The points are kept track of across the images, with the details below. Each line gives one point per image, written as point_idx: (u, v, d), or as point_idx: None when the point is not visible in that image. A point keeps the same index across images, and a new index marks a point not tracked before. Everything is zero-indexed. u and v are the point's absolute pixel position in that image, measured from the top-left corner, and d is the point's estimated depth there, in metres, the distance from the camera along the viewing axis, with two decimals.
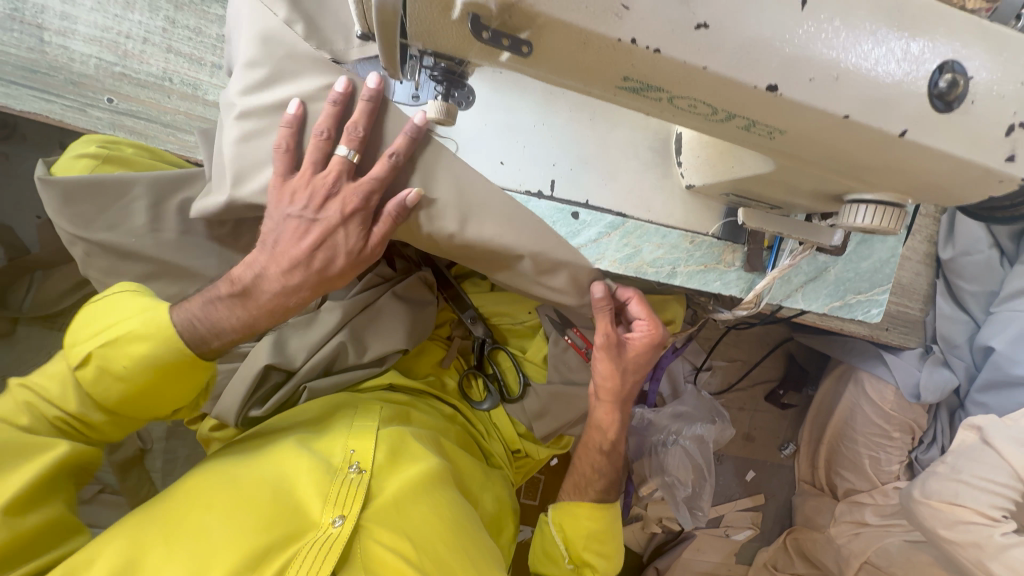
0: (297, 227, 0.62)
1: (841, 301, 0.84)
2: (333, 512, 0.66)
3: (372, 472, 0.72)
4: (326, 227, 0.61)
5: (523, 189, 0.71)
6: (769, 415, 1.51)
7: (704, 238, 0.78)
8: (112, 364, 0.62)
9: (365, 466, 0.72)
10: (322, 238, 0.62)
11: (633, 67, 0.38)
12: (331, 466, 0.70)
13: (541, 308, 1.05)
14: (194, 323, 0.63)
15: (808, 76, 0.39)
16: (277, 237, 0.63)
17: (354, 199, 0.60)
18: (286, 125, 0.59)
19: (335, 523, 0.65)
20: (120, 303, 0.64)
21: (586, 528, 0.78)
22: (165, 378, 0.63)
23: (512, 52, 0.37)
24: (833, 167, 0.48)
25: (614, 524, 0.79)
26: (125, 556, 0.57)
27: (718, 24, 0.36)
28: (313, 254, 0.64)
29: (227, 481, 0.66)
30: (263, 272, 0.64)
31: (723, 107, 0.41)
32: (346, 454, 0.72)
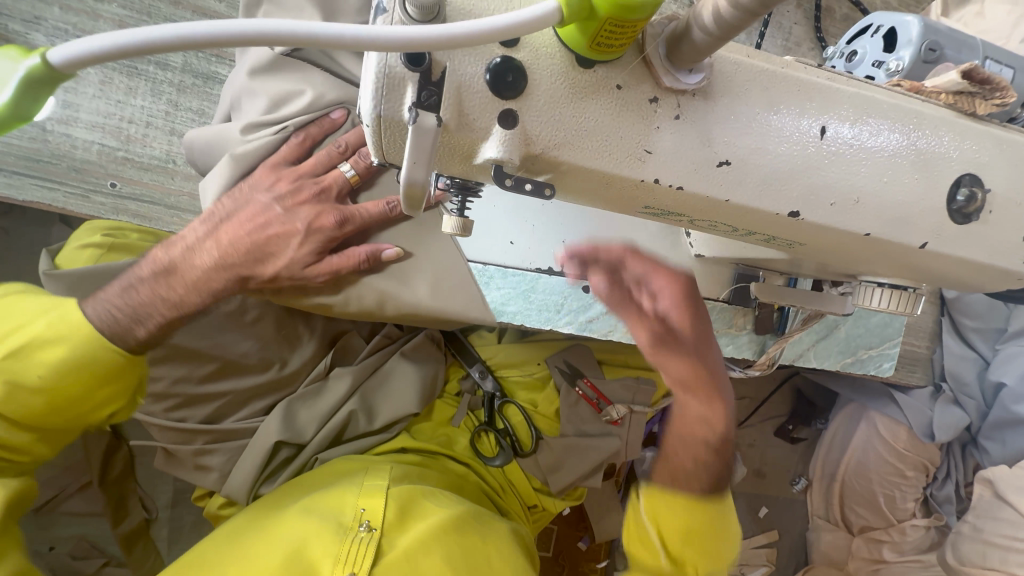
0: (257, 214, 0.66)
1: (853, 358, 0.84)
2: (343, 571, 0.65)
3: (382, 530, 0.71)
4: (286, 226, 0.65)
5: (535, 268, 0.70)
6: (779, 450, 1.51)
7: (715, 303, 0.77)
8: (22, 377, 0.57)
9: (375, 524, 0.71)
10: (275, 236, 0.65)
11: (655, 201, 0.38)
12: (342, 526, 0.71)
13: (551, 359, 1.07)
14: (114, 313, 0.60)
15: (829, 201, 0.38)
16: (232, 214, 0.66)
17: (327, 220, 0.66)
18: (320, 124, 0.69)
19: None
20: (11, 306, 0.59)
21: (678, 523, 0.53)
22: (89, 384, 0.59)
23: (534, 196, 0.35)
24: (856, 261, 0.47)
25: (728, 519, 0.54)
26: None
27: (740, 159, 0.36)
28: (256, 246, 0.65)
29: (244, 553, 0.69)
30: (196, 245, 0.65)
31: (743, 226, 0.41)
32: (356, 513, 0.73)
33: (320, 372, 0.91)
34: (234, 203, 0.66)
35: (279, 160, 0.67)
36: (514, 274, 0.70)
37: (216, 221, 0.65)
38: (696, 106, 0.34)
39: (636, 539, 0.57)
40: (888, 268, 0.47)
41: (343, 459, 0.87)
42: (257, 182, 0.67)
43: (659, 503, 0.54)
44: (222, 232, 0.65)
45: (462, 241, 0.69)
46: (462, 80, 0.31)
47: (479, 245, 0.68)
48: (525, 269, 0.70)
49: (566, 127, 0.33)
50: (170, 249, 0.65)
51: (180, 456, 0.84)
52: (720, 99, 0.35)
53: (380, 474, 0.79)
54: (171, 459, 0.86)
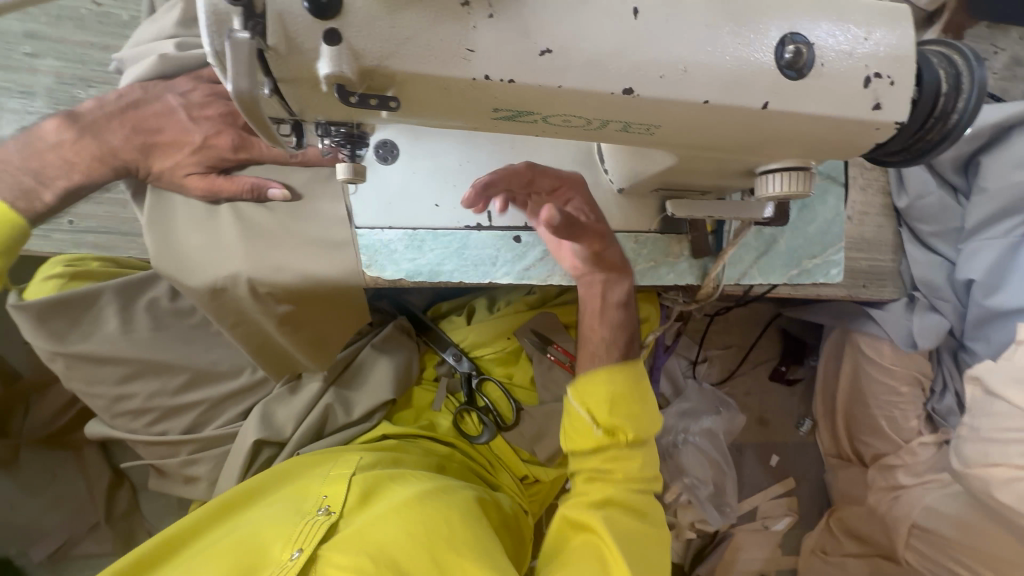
0: (162, 111, 0.70)
1: (799, 269, 0.86)
2: (292, 547, 0.66)
3: (341, 513, 0.72)
4: (184, 132, 0.71)
5: (462, 225, 0.73)
6: (779, 394, 1.50)
7: (648, 236, 0.81)
8: None
9: (333, 508, 0.72)
10: (171, 139, 0.71)
11: (497, 100, 0.41)
12: (302, 510, 0.72)
13: (520, 332, 1.08)
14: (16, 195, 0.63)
15: (658, 75, 0.42)
16: (136, 100, 0.71)
17: (229, 144, 0.72)
18: None
19: (292, 557, 0.65)
20: None
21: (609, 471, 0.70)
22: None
23: (382, 110, 0.40)
24: (725, 145, 0.50)
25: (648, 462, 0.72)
26: None
27: (561, 47, 0.40)
28: (149, 136, 0.70)
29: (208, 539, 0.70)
30: (91, 118, 0.69)
31: (593, 117, 0.44)
32: (317, 499, 0.74)
33: (292, 373, 0.93)
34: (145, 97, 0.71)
35: (205, 74, 0.73)
36: (444, 234, 0.74)
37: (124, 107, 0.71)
38: (507, 7, 0.38)
39: (574, 436, 0.71)
40: (753, 142, 0.49)
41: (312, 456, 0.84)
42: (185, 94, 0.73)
43: (587, 388, 0.71)
44: (107, 129, 0.69)
45: (390, 211, 0.72)
46: (282, 8, 0.35)
47: (405, 211, 0.72)
48: (455, 228, 0.73)
49: (389, 37, 0.37)
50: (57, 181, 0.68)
51: (170, 471, 0.88)
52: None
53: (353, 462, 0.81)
54: (162, 475, 0.89)
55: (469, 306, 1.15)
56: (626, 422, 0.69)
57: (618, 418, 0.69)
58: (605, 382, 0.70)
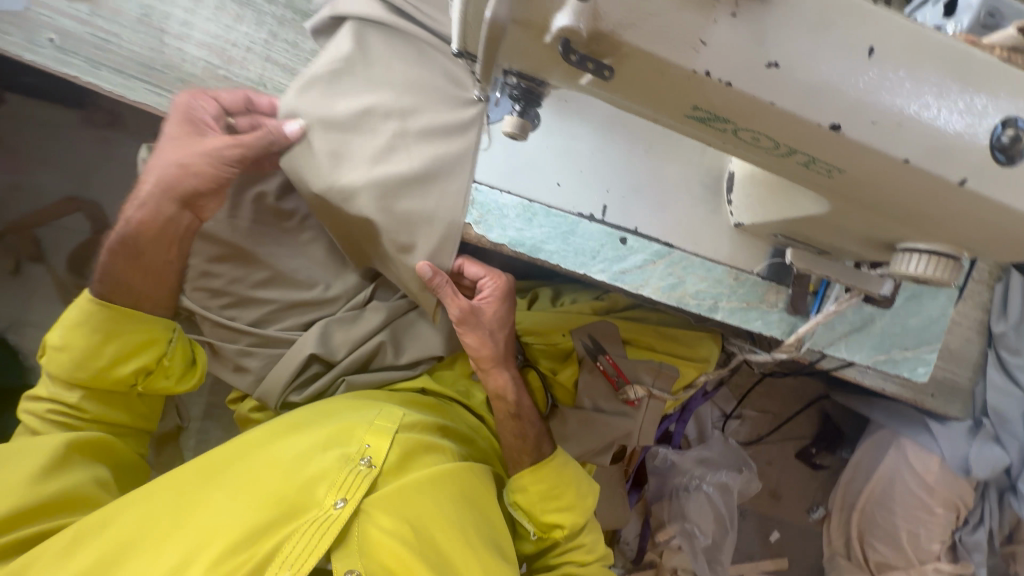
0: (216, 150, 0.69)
1: (886, 355, 0.83)
2: (336, 496, 0.74)
3: (379, 469, 0.78)
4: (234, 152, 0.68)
5: (576, 211, 0.74)
6: (799, 473, 1.46)
7: (749, 276, 0.79)
8: (56, 338, 0.72)
9: (375, 461, 0.78)
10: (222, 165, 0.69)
11: (703, 98, 0.41)
12: (346, 455, 0.78)
13: (576, 333, 1.07)
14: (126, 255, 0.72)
15: (871, 119, 0.41)
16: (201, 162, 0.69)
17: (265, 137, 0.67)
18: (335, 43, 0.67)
19: (336, 506, 0.73)
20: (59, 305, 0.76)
21: (540, 490, 0.80)
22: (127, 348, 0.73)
23: (594, 75, 0.40)
24: (895, 207, 0.48)
25: (578, 499, 0.83)
26: (133, 531, 0.67)
27: (789, 63, 0.39)
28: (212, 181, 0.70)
29: (252, 462, 0.76)
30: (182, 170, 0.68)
31: (784, 142, 0.43)
32: (360, 447, 0.80)
33: (358, 302, 0.95)
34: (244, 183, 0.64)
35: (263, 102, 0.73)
36: (556, 215, 0.74)
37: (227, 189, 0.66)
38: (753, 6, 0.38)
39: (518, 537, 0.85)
40: (937, 211, 0.47)
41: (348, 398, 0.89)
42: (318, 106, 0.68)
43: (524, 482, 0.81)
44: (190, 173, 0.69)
45: (515, 179, 0.73)
46: None
47: (527, 182, 0.73)
48: (567, 212, 0.74)
49: (634, 7, 0.37)
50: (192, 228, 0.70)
51: (224, 356, 0.91)
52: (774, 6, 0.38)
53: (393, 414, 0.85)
54: (214, 357, 0.92)
55: (532, 293, 1.19)
56: (560, 520, 0.81)
57: (549, 514, 0.81)
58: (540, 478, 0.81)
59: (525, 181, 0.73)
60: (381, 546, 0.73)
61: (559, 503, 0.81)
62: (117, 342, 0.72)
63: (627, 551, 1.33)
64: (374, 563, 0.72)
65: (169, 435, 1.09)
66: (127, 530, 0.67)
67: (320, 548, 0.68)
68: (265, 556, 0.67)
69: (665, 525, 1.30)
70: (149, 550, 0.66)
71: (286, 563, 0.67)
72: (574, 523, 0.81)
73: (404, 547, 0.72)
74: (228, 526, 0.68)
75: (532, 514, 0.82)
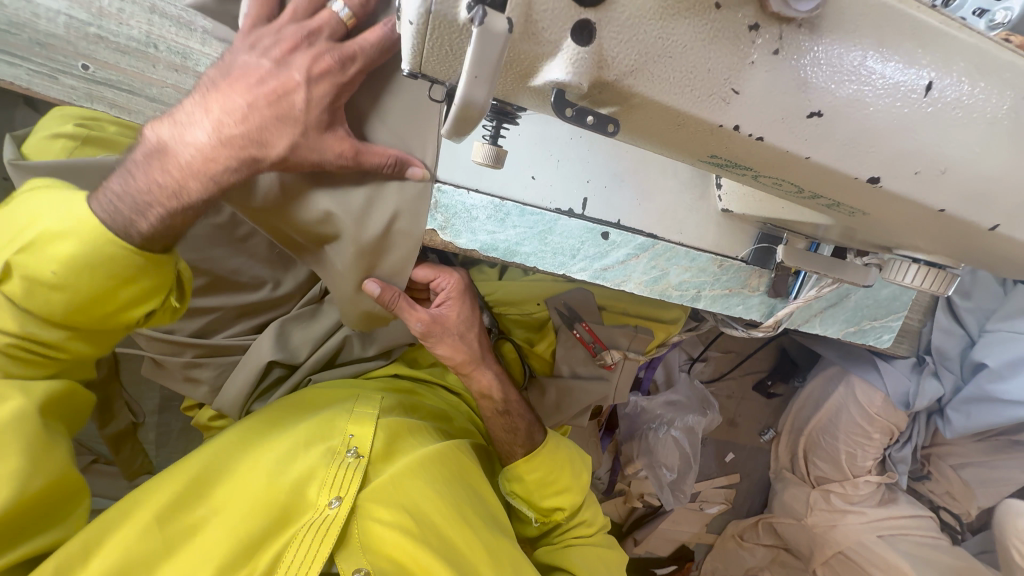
0: (246, 74, 0.49)
1: (856, 327, 0.84)
2: (330, 494, 0.64)
3: (369, 458, 0.70)
4: (283, 84, 0.49)
5: (554, 207, 0.66)
6: (755, 403, 1.57)
7: (733, 262, 0.75)
8: (37, 270, 0.49)
9: (363, 451, 0.70)
10: (277, 96, 0.49)
11: (727, 149, 0.33)
12: (330, 450, 0.69)
13: (551, 300, 1.02)
14: (118, 208, 0.50)
15: (913, 169, 0.34)
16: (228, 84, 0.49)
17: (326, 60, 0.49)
18: None
19: (331, 506, 0.63)
20: (38, 201, 0.51)
21: (537, 477, 0.81)
22: (95, 300, 0.51)
23: (595, 131, 0.31)
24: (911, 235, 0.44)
25: (572, 479, 0.83)
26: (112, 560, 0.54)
27: (835, 111, 0.31)
28: (255, 112, 0.49)
29: (230, 470, 0.65)
30: (188, 121, 0.49)
31: (810, 187, 0.37)
32: (344, 438, 0.71)
33: (314, 296, 0.87)
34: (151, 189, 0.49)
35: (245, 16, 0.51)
36: (532, 213, 0.65)
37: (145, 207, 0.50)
38: (799, 43, 0.29)
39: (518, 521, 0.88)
40: (960, 245, 0.42)
41: (325, 386, 0.83)
42: (236, 43, 0.50)
43: (524, 469, 0.81)
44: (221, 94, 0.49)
45: (483, 173, 0.64)
46: None
47: (500, 177, 0.64)
48: (545, 208, 0.66)
49: (650, 49, 0.27)
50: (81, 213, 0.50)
51: (170, 368, 0.82)
52: (824, 39, 0.30)
53: (371, 403, 0.77)
54: (159, 368, 0.83)
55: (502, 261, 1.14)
56: (559, 504, 0.82)
57: (547, 498, 0.82)
58: (536, 464, 0.81)
59: (495, 176, 0.64)
60: (387, 543, 0.64)
61: (557, 487, 0.82)
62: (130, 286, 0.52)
63: (599, 485, 1.40)
64: (383, 560, 0.63)
65: (124, 436, 1.02)
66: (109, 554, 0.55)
67: (322, 552, 0.59)
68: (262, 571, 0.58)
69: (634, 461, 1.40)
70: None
71: (289, 574, 0.57)
72: (572, 504, 0.82)
73: (412, 541, 0.64)
74: (217, 544, 0.58)
75: (531, 501, 0.82)
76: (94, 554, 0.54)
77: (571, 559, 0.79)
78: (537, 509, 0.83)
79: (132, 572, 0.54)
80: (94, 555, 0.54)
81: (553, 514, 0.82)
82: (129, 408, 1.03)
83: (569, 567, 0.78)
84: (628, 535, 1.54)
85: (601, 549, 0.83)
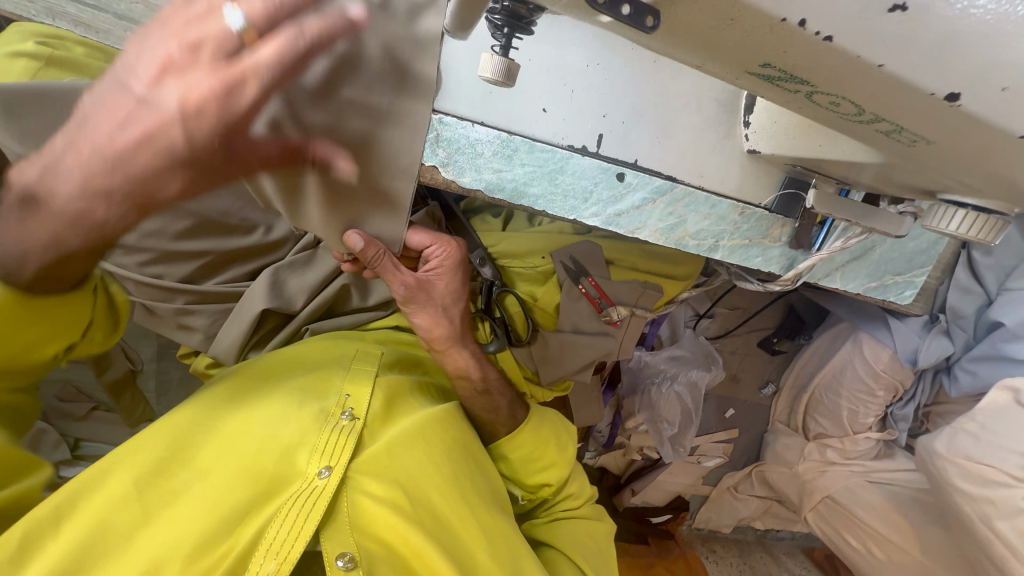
0: None
1: (877, 282, 0.80)
2: (320, 462, 0.62)
3: (365, 421, 0.68)
4: None
5: (566, 143, 0.60)
6: (758, 359, 1.54)
7: (756, 210, 0.69)
8: None
9: (358, 414, 0.68)
10: None
11: (783, 55, 0.28)
12: (324, 411, 0.67)
13: (555, 254, 1.00)
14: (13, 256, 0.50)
15: (1000, 85, 0.29)
16: None
17: None
18: None
19: (320, 476, 0.61)
20: None
21: (525, 451, 0.81)
22: (11, 321, 0.50)
23: (631, 25, 0.26)
24: (973, 167, 0.38)
25: (559, 458, 0.83)
26: (90, 530, 0.52)
27: (924, 7, 0.26)
28: None
29: (219, 430, 0.63)
30: None
31: (872, 109, 0.32)
32: (339, 399, 0.69)
33: (308, 243, 0.83)
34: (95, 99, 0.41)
35: None
36: (542, 150, 0.60)
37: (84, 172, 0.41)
38: None
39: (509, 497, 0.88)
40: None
41: (319, 339, 0.81)
42: None
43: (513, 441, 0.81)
44: None
45: (489, 102, 0.58)
46: None
47: (508, 109, 0.58)
48: (556, 145, 0.60)
49: None
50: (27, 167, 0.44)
51: (162, 315, 0.79)
52: None
53: (368, 361, 0.75)
54: (151, 315, 0.81)
55: (506, 211, 1.08)
56: (548, 479, 0.82)
57: (536, 475, 0.82)
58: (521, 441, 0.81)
59: (500, 106, 0.58)
60: (377, 520, 0.62)
61: (546, 465, 0.82)
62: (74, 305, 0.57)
63: (599, 438, 1.45)
64: (371, 541, 0.61)
65: (123, 383, 1.00)
66: (94, 510, 0.54)
67: (306, 529, 0.56)
68: (244, 546, 0.55)
69: (635, 415, 1.39)
70: (111, 554, 0.52)
71: (271, 553, 0.54)
72: (560, 482, 0.82)
73: (402, 518, 0.62)
74: (197, 515, 0.55)
75: (521, 478, 0.83)
76: (65, 521, 0.53)
77: (560, 536, 0.79)
78: (523, 487, 0.83)
79: (108, 541, 0.52)
80: (67, 521, 0.53)
81: (540, 490, 0.82)
82: (125, 355, 1.00)
83: (555, 540, 0.78)
84: (625, 487, 1.58)
85: (590, 521, 0.83)
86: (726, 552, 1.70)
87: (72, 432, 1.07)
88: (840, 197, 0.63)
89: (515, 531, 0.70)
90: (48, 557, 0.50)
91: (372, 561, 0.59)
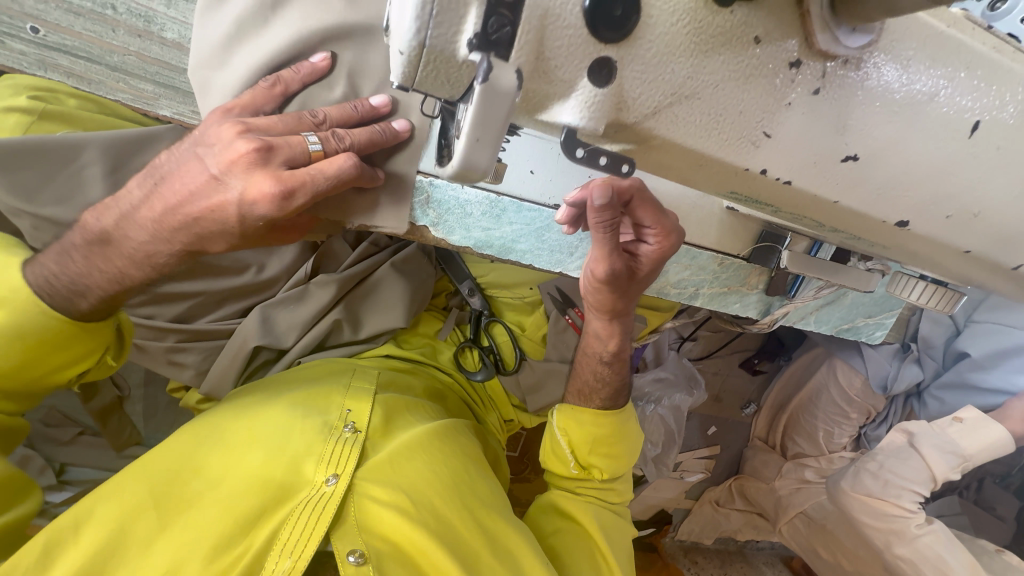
0: None
1: (849, 324, 0.84)
2: (328, 470, 0.60)
3: (367, 434, 0.67)
4: None
5: (553, 202, 0.62)
6: (740, 379, 1.58)
7: (734, 260, 0.72)
8: None
9: (360, 427, 0.67)
10: None
11: (748, 188, 0.31)
12: (327, 423, 0.66)
13: (542, 286, 1.01)
14: (52, 281, 0.54)
15: (944, 214, 0.32)
16: None
17: None
18: None
19: (329, 482, 0.59)
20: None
21: (589, 433, 0.75)
22: (46, 347, 0.55)
23: (607, 170, 0.28)
24: (927, 263, 0.41)
25: (620, 429, 0.76)
26: (112, 529, 0.52)
27: (875, 155, 0.29)
28: None
29: (222, 441, 0.62)
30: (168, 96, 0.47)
31: (832, 224, 0.35)
32: (341, 413, 0.68)
33: (300, 278, 0.84)
34: (172, 160, 0.50)
35: None
36: (529, 209, 0.62)
37: (159, 214, 0.49)
38: (844, 81, 0.26)
39: (551, 456, 0.77)
40: (983, 275, 0.40)
41: (318, 363, 0.80)
42: None
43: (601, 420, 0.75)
44: None
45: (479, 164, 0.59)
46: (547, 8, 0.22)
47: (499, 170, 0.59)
48: (543, 204, 0.62)
49: (674, 87, 0.24)
50: (105, 210, 0.52)
51: (152, 353, 0.80)
52: (875, 70, 0.26)
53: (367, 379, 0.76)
54: (142, 352, 0.81)
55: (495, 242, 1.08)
56: (600, 463, 0.74)
57: (594, 456, 0.75)
58: (586, 424, 0.75)
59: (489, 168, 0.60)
60: (385, 524, 0.58)
61: (608, 450, 0.75)
62: (78, 349, 0.58)
63: None
64: (380, 540, 0.58)
65: (109, 410, 1.00)
66: (105, 522, 0.53)
67: (319, 530, 0.54)
68: (257, 548, 0.53)
69: None
70: (126, 559, 0.51)
71: (284, 553, 0.53)
72: (613, 471, 0.75)
73: (407, 521, 0.58)
74: (209, 520, 0.54)
75: (574, 450, 0.75)
76: (85, 526, 0.52)
77: (586, 513, 0.71)
78: (576, 457, 0.75)
79: (124, 547, 0.51)
80: (85, 526, 0.52)
81: (590, 470, 0.75)
82: (113, 381, 1.00)
83: (586, 524, 0.70)
84: None
85: (619, 519, 0.75)
86: (707, 562, 1.70)
87: (58, 457, 1.06)
88: (811, 254, 0.65)
89: (526, 537, 0.66)
90: (64, 563, 0.50)
91: (382, 559, 0.56)
